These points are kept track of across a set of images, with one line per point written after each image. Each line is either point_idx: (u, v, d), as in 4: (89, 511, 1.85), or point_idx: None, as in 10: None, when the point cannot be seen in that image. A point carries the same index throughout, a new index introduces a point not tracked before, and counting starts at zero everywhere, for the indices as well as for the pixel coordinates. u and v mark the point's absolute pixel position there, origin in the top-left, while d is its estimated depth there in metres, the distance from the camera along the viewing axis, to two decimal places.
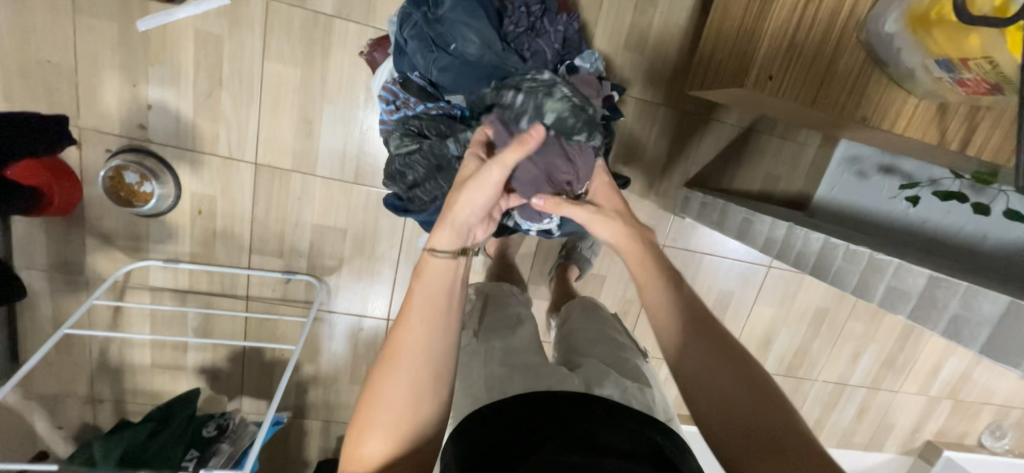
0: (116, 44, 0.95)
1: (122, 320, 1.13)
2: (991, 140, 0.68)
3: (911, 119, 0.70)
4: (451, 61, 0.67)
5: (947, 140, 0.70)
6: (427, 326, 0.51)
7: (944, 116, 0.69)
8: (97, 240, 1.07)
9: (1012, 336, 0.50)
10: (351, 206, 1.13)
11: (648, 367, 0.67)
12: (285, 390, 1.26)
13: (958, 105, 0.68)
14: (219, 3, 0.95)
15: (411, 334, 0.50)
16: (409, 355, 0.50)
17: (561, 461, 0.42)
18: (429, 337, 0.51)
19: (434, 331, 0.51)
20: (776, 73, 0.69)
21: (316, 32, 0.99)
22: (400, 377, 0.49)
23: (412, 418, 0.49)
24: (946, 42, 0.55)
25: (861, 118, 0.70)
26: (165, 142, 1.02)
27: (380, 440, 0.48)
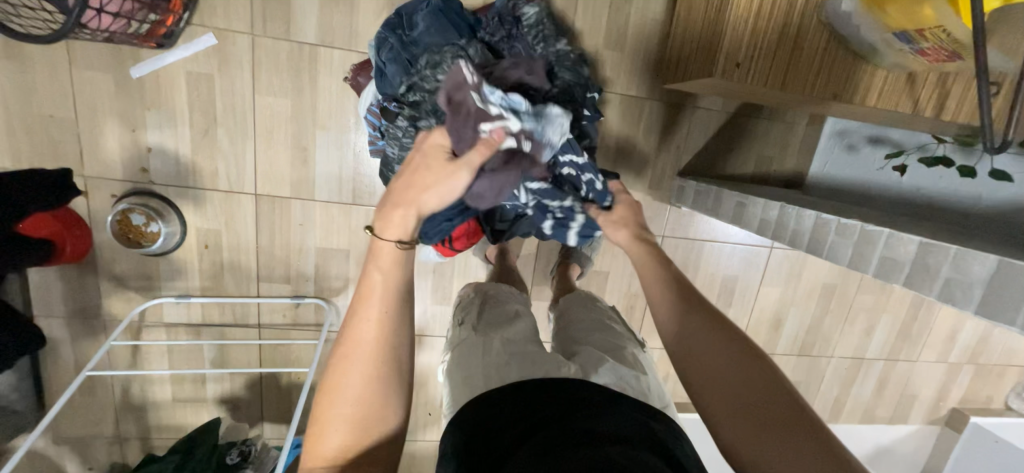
0: (113, 92, 0.99)
1: (141, 358, 1.16)
2: (963, 107, 0.68)
3: (881, 91, 0.71)
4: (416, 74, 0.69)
5: (921, 107, 0.70)
6: (382, 316, 0.56)
7: (914, 84, 0.70)
8: (111, 283, 1.10)
9: (1005, 295, 0.50)
10: (352, 227, 1.15)
11: (644, 355, 0.67)
12: (304, 413, 1.28)
13: (927, 73, 0.69)
14: (207, 44, 0.99)
15: (364, 329, 0.55)
16: (361, 352, 0.54)
17: (559, 448, 0.43)
18: (382, 331, 0.56)
19: (385, 324, 0.56)
20: (743, 60, 0.71)
21: (303, 62, 1.02)
22: (353, 376, 0.53)
23: (370, 409, 0.53)
24: (900, 17, 0.57)
25: (833, 94, 0.72)
26: (167, 182, 1.06)
27: (340, 433, 0.52)
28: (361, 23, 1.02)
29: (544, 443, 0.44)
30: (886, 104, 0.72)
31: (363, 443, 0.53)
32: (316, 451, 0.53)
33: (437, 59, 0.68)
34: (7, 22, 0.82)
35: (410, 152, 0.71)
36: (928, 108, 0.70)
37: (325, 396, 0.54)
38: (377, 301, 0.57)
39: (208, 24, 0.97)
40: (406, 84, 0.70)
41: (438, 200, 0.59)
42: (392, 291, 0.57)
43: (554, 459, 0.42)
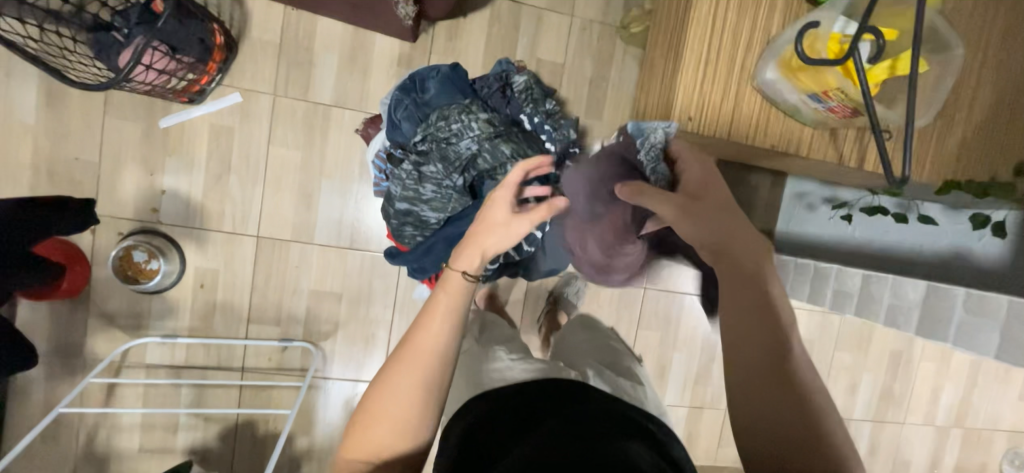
0: (139, 140, 1.08)
1: (115, 402, 1.13)
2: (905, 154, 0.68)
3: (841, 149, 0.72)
4: (425, 126, 0.73)
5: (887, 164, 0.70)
6: (445, 332, 0.56)
7: None
8: (99, 321, 1.11)
9: (937, 314, 0.59)
10: (347, 270, 1.20)
11: (640, 368, 0.73)
12: (278, 466, 1.22)
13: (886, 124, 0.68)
14: (232, 101, 1.10)
15: (425, 340, 0.56)
16: (416, 362, 0.55)
17: (559, 438, 0.47)
18: (439, 344, 0.56)
19: (444, 341, 0.56)
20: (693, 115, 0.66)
21: (317, 120, 1.14)
22: (405, 385, 0.55)
23: (412, 418, 0.55)
24: (802, 75, 0.57)
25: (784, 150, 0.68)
26: (175, 223, 1.11)
27: (389, 436, 0.54)
28: (372, 88, 1.16)
29: (555, 435, 0.47)
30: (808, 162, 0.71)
31: (407, 444, 0.55)
32: (366, 442, 0.55)
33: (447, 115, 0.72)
34: (64, 71, 0.94)
35: (413, 192, 0.74)
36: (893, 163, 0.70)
37: (376, 395, 0.56)
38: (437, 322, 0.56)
39: (236, 84, 1.10)
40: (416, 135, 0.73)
41: (499, 243, 0.61)
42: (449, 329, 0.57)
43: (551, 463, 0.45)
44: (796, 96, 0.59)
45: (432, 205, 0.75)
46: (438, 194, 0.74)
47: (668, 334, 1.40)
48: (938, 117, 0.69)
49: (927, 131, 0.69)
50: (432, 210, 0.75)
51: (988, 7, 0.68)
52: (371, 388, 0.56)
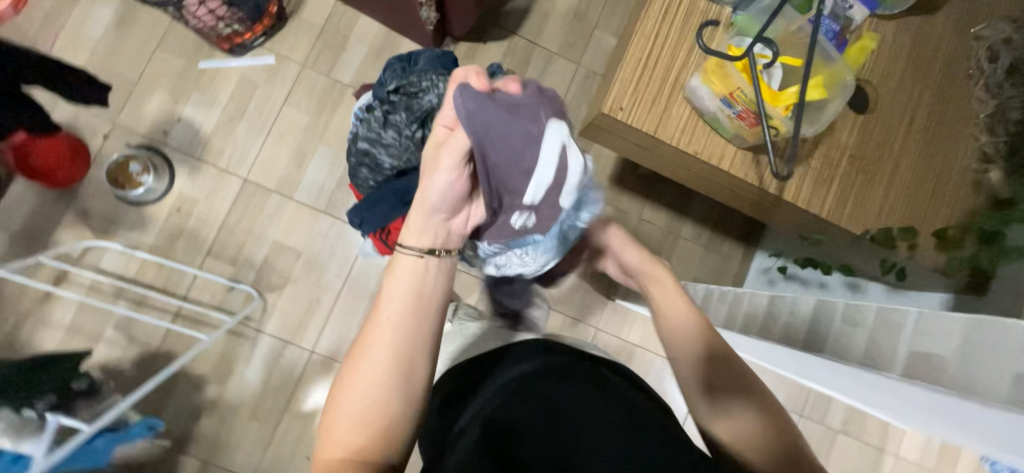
0: (176, 72, 1.23)
1: (54, 296, 1.15)
2: (825, 198, 0.72)
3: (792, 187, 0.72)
4: (400, 80, 0.82)
5: (813, 207, 0.72)
6: (399, 319, 0.55)
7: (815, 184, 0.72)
8: (75, 216, 1.17)
9: (818, 327, 0.58)
10: (314, 231, 1.25)
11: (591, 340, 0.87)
12: (179, 410, 1.17)
13: (814, 167, 0.72)
14: (266, 61, 1.26)
15: (377, 328, 0.55)
16: (375, 351, 0.54)
17: (529, 410, 0.54)
18: (393, 330, 0.55)
19: (397, 328, 0.55)
20: (626, 106, 0.69)
21: (332, 94, 1.28)
22: (375, 373, 0.53)
23: (386, 406, 0.53)
24: (717, 82, 0.65)
25: (709, 161, 0.70)
26: (178, 148, 1.22)
27: (351, 434, 0.52)
28: None
29: (523, 407, 0.54)
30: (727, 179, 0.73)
31: (371, 437, 0.52)
32: (340, 444, 0.52)
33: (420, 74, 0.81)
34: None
35: (375, 134, 0.82)
36: (821, 208, 0.72)
37: (345, 394, 0.54)
38: (405, 299, 0.56)
39: (274, 49, 1.27)
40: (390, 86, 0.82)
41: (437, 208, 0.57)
42: (421, 302, 0.57)
43: (538, 423, 0.52)
44: (712, 103, 0.66)
45: (389, 151, 0.82)
46: (396, 141, 0.81)
47: None
48: (861, 172, 0.73)
49: (848, 182, 0.73)
50: (389, 157, 0.82)
51: (913, 88, 0.75)
52: (340, 386, 0.54)
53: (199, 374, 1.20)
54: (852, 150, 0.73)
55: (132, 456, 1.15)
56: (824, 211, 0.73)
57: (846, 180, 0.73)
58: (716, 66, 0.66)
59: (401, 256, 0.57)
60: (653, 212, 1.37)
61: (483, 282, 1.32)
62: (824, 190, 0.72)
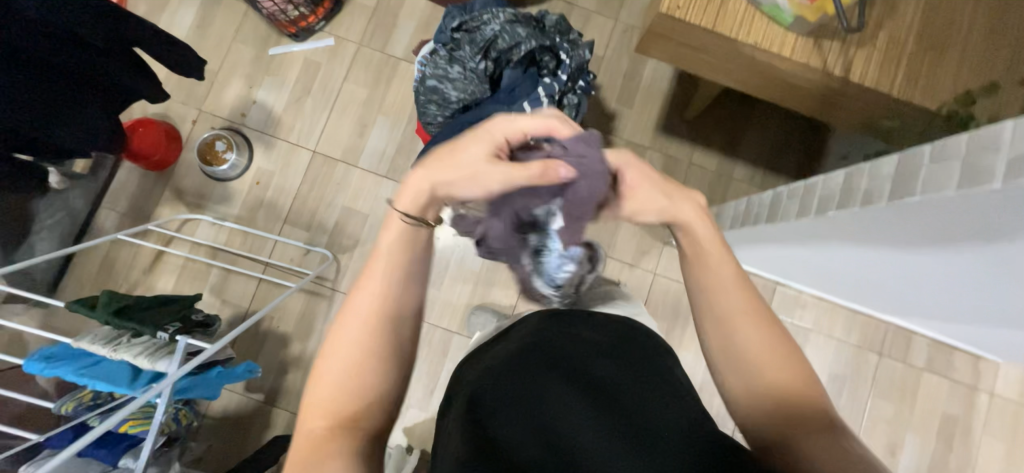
0: (249, 61, 1.36)
1: (157, 266, 1.27)
2: (895, 74, 0.71)
3: (863, 66, 0.72)
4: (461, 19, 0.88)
5: (885, 86, 0.72)
6: (386, 282, 0.53)
7: (886, 62, 0.72)
8: (171, 194, 1.31)
9: (904, 177, 0.58)
10: (378, 195, 1.34)
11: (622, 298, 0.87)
12: (269, 365, 1.27)
13: (881, 47, 0.72)
14: (326, 44, 1.37)
15: (359, 301, 0.53)
16: (354, 326, 0.52)
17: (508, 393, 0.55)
18: (380, 304, 0.53)
19: (383, 307, 0.53)
20: (682, 5, 0.72)
21: (386, 68, 1.37)
22: (352, 345, 0.51)
23: (370, 383, 0.51)
24: None
25: (769, 50, 0.72)
26: (254, 127, 1.34)
27: (319, 413, 0.49)
28: None
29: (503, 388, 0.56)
30: (789, 70, 0.74)
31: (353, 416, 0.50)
32: (317, 413, 0.49)
33: (480, 13, 0.88)
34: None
35: (440, 70, 0.88)
36: (893, 85, 0.72)
37: (322, 364, 0.52)
38: (379, 267, 0.54)
39: (333, 32, 1.37)
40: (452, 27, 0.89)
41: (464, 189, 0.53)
42: (400, 268, 0.54)
43: (508, 412, 0.53)
44: None
45: (454, 83, 0.87)
46: (461, 74, 0.87)
47: (675, 328, 1.34)
48: (931, 48, 0.71)
49: (918, 60, 0.72)
50: (455, 90, 0.87)
51: None
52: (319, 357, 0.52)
53: (284, 332, 1.29)
54: (918, 28, 0.72)
55: (231, 409, 1.25)
56: (895, 88, 0.72)
57: (915, 55, 0.72)
58: None
59: (394, 218, 0.54)
60: (704, 154, 1.36)
61: None
62: (893, 67, 0.72)
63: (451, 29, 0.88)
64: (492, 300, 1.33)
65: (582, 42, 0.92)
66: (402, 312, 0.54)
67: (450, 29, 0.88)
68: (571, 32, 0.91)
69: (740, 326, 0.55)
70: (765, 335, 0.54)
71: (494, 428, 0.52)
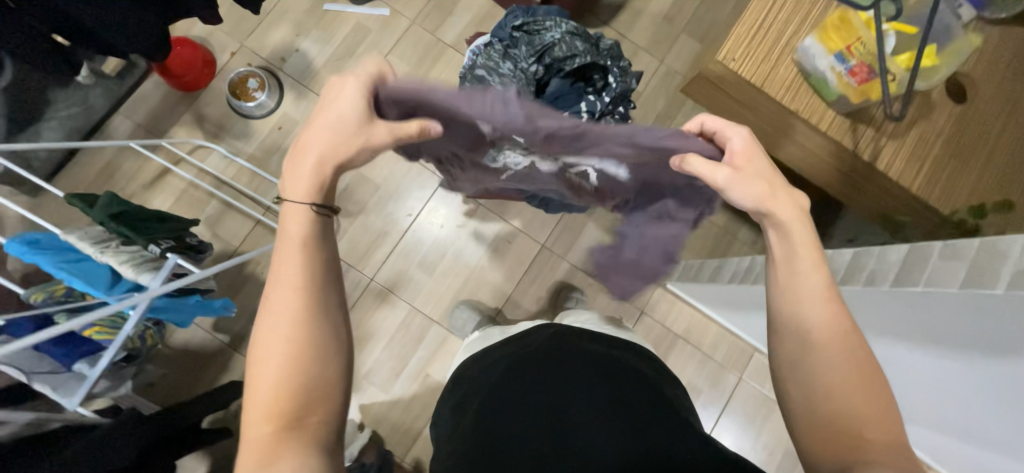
0: (303, 10, 1.37)
1: (157, 183, 1.25)
2: (918, 173, 0.75)
3: (891, 158, 0.75)
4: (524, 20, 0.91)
5: (907, 181, 0.75)
6: (303, 268, 0.49)
7: (912, 160, 0.75)
8: (191, 117, 1.30)
9: (910, 267, 0.60)
10: (394, 169, 1.34)
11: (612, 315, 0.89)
12: (242, 309, 1.24)
13: (911, 144, 0.75)
14: (382, 13, 1.39)
15: (281, 290, 0.49)
16: (284, 316, 0.48)
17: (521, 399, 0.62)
18: (300, 286, 0.49)
19: (308, 291, 0.49)
20: (738, 57, 0.74)
21: (433, 50, 1.39)
22: (281, 344, 0.47)
23: (303, 375, 0.47)
24: (833, 39, 0.71)
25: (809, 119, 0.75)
26: (290, 74, 1.34)
27: (260, 412, 0.46)
28: None
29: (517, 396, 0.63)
30: (822, 143, 0.78)
31: (296, 408, 0.46)
32: (261, 416, 0.46)
33: (543, 18, 0.90)
34: None
35: (493, 62, 0.89)
36: (914, 182, 0.75)
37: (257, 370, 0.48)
38: (295, 254, 0.49)
39: (390, 4, 1.39)
40: (514, 25, 0.91)
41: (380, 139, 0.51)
42: (317, 253, 0.51)
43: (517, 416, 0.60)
44: (825, 60, 0.71)
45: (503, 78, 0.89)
46: (511, 70, 0.88)
47: None
48: (955, 156, 0.75)
49: (941, 164, 0.75)
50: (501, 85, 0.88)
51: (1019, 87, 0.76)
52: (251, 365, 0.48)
53: (265, 280, 1.26)
54: (946, 136, 0.76)
55: (193, 344, 1.22)
56: (916, 186, 0.75)
57: (940, 160, 0.75)
58: (835, 22, 0.72)
59: (300, 210, 0.50)
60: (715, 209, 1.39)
61: (540, 245, 1.36)
62: (918, 166, 0.75)
63: (513, 27, 0.90)
64: (478, 299, 1.32)
65: (632, 70, 0.95)
66: (324, 295, 0.50)
67: (511, 27, 0.91)
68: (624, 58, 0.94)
69: (812, 309, 0.51)
70: (854, 369, 0.49)
71: (500, 427, 0.60)
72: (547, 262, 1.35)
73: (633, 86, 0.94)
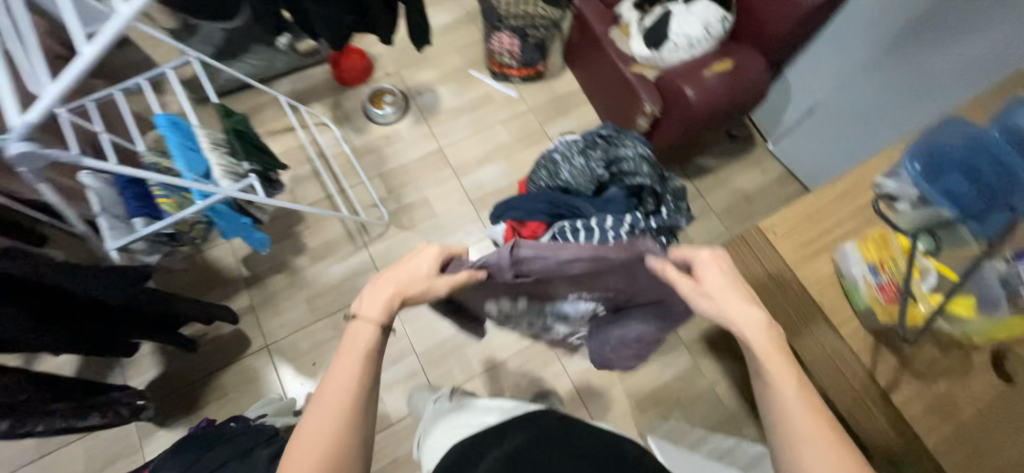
0: (453, 66, 1.67)
1: (278, 134, 1.50)
2: (935, 428, 0.69)
3: (908, 397, 0.71)
4: (609, 134, 1.05)
5: (922, 431, 0.70)
6: (358, 369, 0.56)
7: (932, 412, 0.70)
8: (331, 102, 1.58)
9: None
10: (455, 208, 1.48)
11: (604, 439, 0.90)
12: (272, 257, 1.37)
13: (935, 394, 0.71)
14: (509, 93, 1.65)
15: (331, 391, 0.54)
16: (329, 411, 0.53)
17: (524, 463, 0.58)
18: (354, 387, 0.55)
19: (357, 394, 0.54)
20: (778, 233, 0.79)
21: (534, 136, 1.60)
22: (329, 429, 0.52)
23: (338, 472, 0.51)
24: (869, 250, 0.73)
25: (834, 321, 0.75)
26: (418, 105, 1.61)
27: None
28: None
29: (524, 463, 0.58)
30: (841, 351, 0.75)
31: None
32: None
33: (626, 138, 1.04)
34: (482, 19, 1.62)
35: (570, 153, 1.03)
36: (929, 437, 0.69)
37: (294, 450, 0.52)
38: (348, 365, 0.56)
39: (519, 90, 1.65)
40: (599, 134, 1.06)
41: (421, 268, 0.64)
42: (368, 362, 0.57)
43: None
44: (859, 267, 0.73)
45: (572, 169, 1.01)
46: (582, 166, 1.01)
47: None
48: (985, 430, 0.69)
49: (965, 432, 0.69)
50: (568, 172, 1.01)
51: None
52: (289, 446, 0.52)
53: (304, 243, 1.39)
54: (982, 406, 0.70)
55: (217, 264, 1.34)
56: (930, 441, 0.69)
57: (965, 426, 0.69)
58: (877, 237, 0.74)
59: (360, 327, 0.58)
60: (727, 388, 1.31)
61: None
62: (938, 421, 0.70)
63: (598, 136, 1.05)
64: (463, 354, 1.32)
65: (685, 210, 1.04)
66: (369, 389, 0.56)
67: (597, 135, 1.05)
68: (681, 197, 1.04)
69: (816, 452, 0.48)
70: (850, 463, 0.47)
71: None
72: (541, 354, 1.33)
73: (681, 222, 1.02)
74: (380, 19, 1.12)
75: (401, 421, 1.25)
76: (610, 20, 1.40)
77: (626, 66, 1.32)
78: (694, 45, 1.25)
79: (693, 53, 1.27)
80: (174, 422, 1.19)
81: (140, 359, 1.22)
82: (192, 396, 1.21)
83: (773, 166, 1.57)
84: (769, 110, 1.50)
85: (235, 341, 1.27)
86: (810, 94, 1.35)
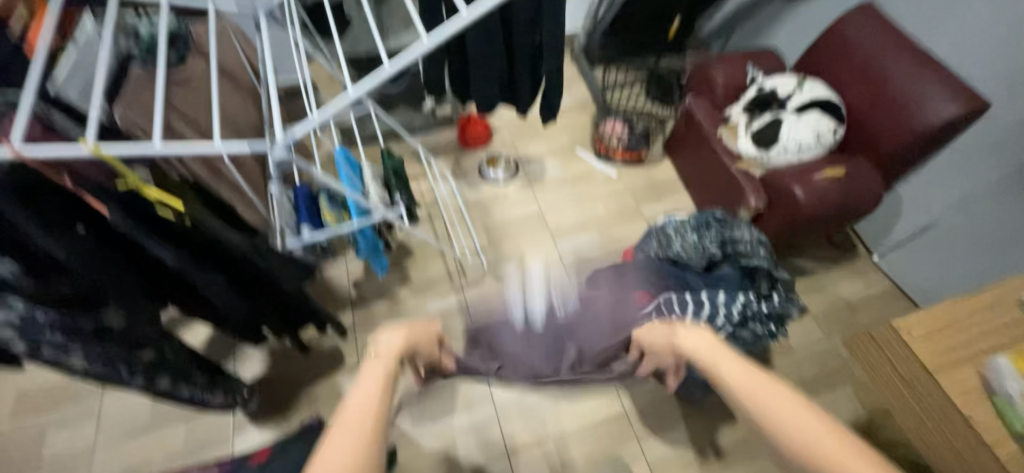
0: (563, 140, 1.81)
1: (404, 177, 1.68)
2: None
3: None
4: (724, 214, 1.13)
5: None
6: (368, 406, 0.63)
7: None
8: (452, 156, 1.75)
9: None
10: (551, 266, 1.52)
11: None
12: (378, 284, 1.48)
13: None
14: (610, 172, 1.73)
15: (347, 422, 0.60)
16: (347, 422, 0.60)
17: None
18: (366, 414, 0.62)
19: (372, 416, 0.62)
20: (916, 333, 0.78)
21: (633, 211, 1.65)
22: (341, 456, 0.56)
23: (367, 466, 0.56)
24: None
25: (987, 440, 0.70)
26: (528, 169, 1.73)
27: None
28: None
29: None
30: None
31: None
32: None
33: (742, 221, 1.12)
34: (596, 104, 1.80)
35: (683, 229, 1.11)
36: None
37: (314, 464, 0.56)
38: (366, 396, 0.64)
39: (621, 169, 1.74)
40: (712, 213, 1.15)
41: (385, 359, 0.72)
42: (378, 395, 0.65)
43: None
44: (1017, 384, 0.70)
45: (684, 243, 1.09)
46: (694, 243, 1.09)
47: None
48: None
49: None
50: (681, 247, 1.09)
51: None
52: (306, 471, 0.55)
53: (409, 276, 1.50)
54: None
55: (331, 281, 1.47)
56: None
57: None
58: None
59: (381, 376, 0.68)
60: None
61: (622, 408, 1.31)
62: None
63: (713, 215, 1.13)
64: (538, 413, 1.30)
65: (797, 298, 1.07)
66: (380, 408, 0.63)
67: (711, 214, 1.13)
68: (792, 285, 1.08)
69: None
70: None
71: None
72: (616, 427, 1.28)
73: (792, 311, 1.05)
74: (523, 95, 1.29)
75: (468, 468, 1.24)
76: (718, 120, 1.52)
77: (732, 162, 1.41)
78: (804, 150, 1.33)
79: (802, 157, 1.34)
80: (266, 420, 1.26)
81: (251, 355, 1.34)
82: (286, 398, 1.29)
83: (881, 278, 1.50)
84: (877, 222, 1.50)
85: (332, 355, 1.36)
86: (926, 210, 1.35)
